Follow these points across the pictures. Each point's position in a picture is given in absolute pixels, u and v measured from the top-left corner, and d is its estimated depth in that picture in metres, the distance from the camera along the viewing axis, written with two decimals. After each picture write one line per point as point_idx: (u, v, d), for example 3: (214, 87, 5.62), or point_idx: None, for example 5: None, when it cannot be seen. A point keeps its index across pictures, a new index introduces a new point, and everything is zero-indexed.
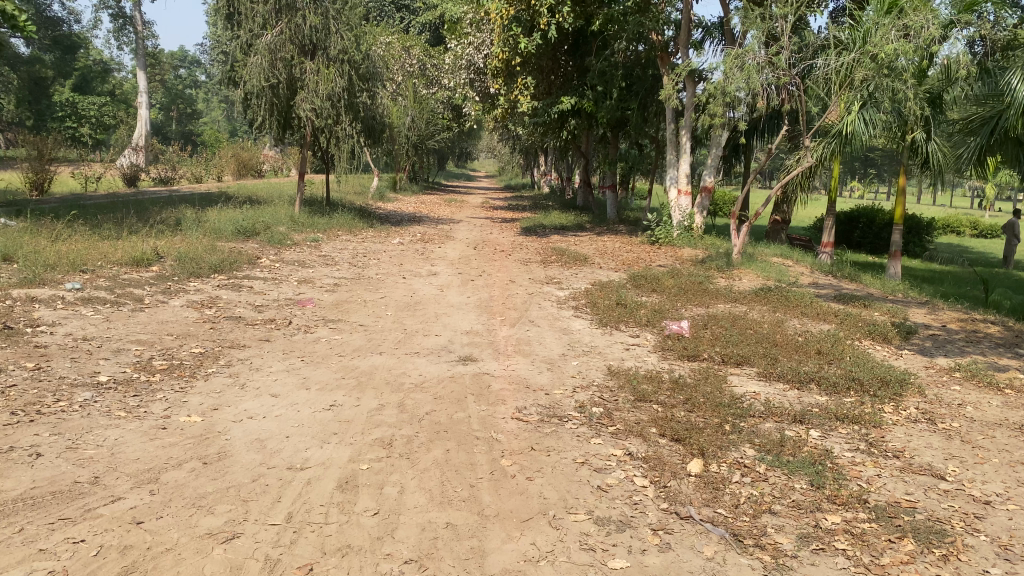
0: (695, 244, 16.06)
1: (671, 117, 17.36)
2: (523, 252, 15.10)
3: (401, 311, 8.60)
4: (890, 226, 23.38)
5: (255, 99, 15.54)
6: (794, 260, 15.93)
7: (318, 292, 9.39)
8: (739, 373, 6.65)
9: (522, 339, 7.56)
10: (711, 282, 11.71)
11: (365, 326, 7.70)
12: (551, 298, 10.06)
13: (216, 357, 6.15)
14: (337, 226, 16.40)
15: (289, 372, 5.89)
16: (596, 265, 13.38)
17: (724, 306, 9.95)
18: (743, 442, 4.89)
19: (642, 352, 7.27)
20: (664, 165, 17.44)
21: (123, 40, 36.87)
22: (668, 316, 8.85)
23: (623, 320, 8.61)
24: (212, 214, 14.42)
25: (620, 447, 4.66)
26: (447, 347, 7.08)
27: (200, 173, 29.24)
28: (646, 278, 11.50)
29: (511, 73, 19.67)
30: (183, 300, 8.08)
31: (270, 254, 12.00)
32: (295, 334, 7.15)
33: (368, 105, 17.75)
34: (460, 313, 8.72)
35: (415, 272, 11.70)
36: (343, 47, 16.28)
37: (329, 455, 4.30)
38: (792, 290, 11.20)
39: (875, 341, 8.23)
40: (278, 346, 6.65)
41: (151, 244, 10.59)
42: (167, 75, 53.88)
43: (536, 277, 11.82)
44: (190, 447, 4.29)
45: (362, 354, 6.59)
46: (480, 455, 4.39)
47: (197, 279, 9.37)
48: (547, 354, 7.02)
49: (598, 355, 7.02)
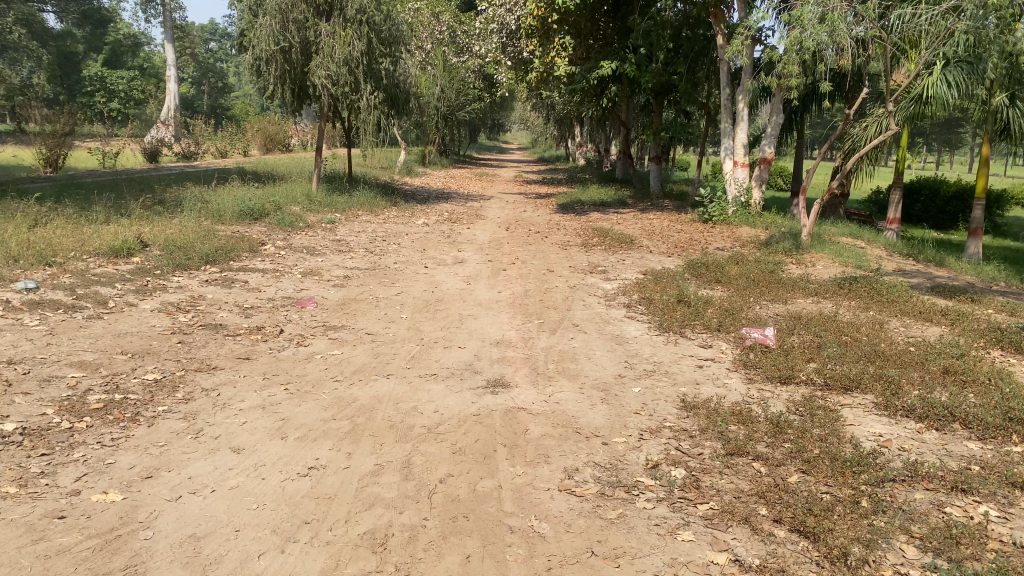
0: (753, 222, 14.37)
1: (726, 81, 15.54)
2: (561, 234, 13.55)
3: (418, 312, 7.15)
4: (958, 199, 21.36)
5: (264, 66, 14.14)
6: (865, 240, 14.22)
7: (323, 287, 8.01)
8: (850, 405, 5.14)
9: (565, 353, 6.07)
10: (783, 270, 10.07)
11: (373, 335, 6.27)
12: (597, 293, 8.55)
13: (174, 389, 4.74)
14: (358, 205, 15.00)
15: (265, 411, 4.48)
16: (644, 249, 11.80)
17: (805, 302, 8.37)
18: (896, 533, 3.36)
19: (718, 372, 5.75)
20: (717, 134, 15.66)
21: (150, 13, 35.80)
22: (741, 317, 7.28)
23: (688, 323, 7.08)
24: (219, 192, 13.09)
25: (722, 548, 3.18)
26: (471, 365, 5.61)
27: (226, 149, 28.06)
28: (706, 266, 9.91)
29: (547, 33, 18.21)
30: (157, 301, 6.71)
31: (277, 239, 10.63)
32: (284, 348, 5.74)
33: (391, 72, 16.18)
34: (489, 314, 7.27)
35: (440, 259, 10.26)
36: (361, 6, 14.69)
37: (289, 571, 2.88)
38: (880, 280, 9.54)
39: (1005, 351, 6.57)
40: (259, 369, 5.23)
41: (138, 230, 9.22)
42: (197, 48, 53.00)
43: (577, 265, 10.30)
44: (89, 556, 2.89)
45: (364, 379, 5.16)
46: (516, 570, 2.95)
47: (184, 273, 8.01)
48: (598, 374, 5.54)
49: (663, 378, 5.52)
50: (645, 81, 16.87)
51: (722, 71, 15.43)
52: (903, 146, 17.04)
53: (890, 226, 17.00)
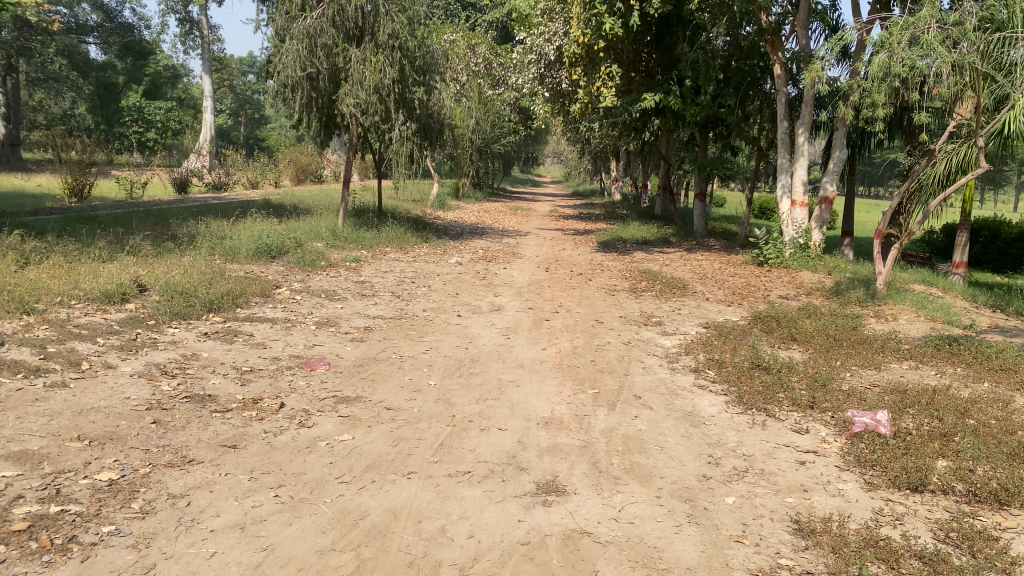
0: (815, 266, 13.12)
1: (783, 113, 14.35)
2: (604, 276, 12.38)
3: (449, 377, 6.03)
4: (1022, 242, 19.81)
5: (290, 93, 13.32)
6: (940, 287, 12.84)
7: (339, 342, 6.94)
8: (1015, 530, 3.86)
9: (631, 440, 4.88)
10: (865, 325, 8.80)
11: (394, 411, 5.15)
12: (656, 351, 7.38)
13: (129, 496, 3.64)
14: (386, 241, 14.02)
15: (243, 536, 3.36)
16: (700, 296, 10.62)
17: (901, 369, 7.09)
18: None
19: (827, 474, 4.53)
20: (774, 170, 14.42)
21: (189, 45, 35.75)
22: (837, 391, 6.02)
23: (773, 398, 5.86)
24: (237, 227, 12.15)
25: None
26: (514, 458, 4.45)
27: (257, 179, 27.40)
28: (777, 319, 8.69)
29: (591, 61, 17.19)
30: (142, 362, 5.66)
31: (294, 281, 9.62)
32: (282, 432, 4.63)
33: (425, 102, 15.27)
34: (533, 380, 6.13)
35: (474, 306, 9.19)
36: (394, 30, 13.75)
37: None
38: (982, 339, 8.23)
39: None
40: (246, 464, 4.12)
41: (136, 271, 8.23)
42: (236, 79, 53.35)
43: (628, 314, 9.13)
44: None
45: (377, 480, 4.04)
46: None
47: (182, 324, 6.99)
48: (678, 474, 4.36)
49: (762, 483, 4.32)
50: (693, 113, 15.76)
51: (780, 102, 14.24)
52: (971, 185, 15.68)
53: (957, 270, 15.68)
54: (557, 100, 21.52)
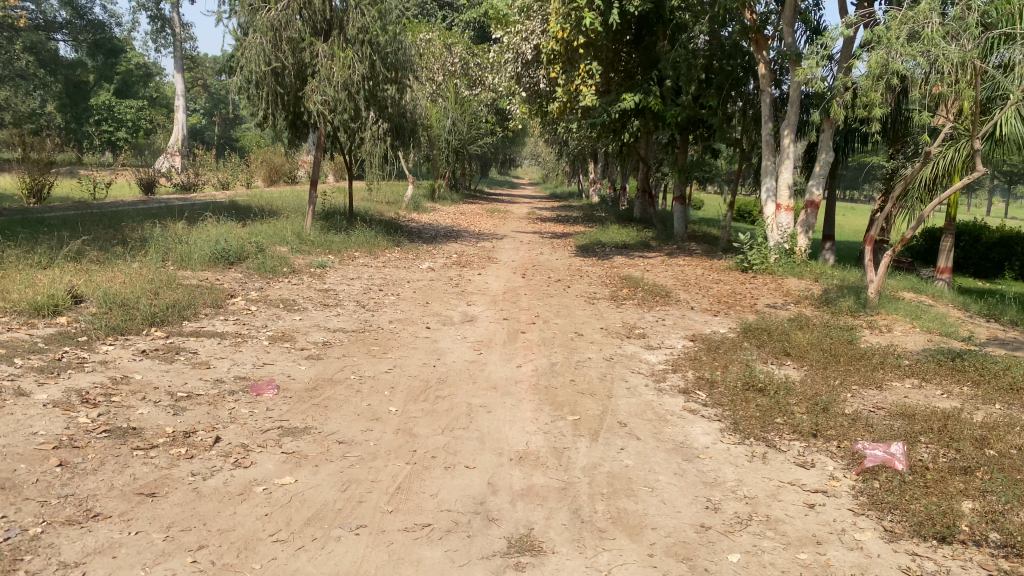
0: (801, 272, 12.63)
1: (768, 114, 13.84)
2: (584, 283, 11.80)
3: (412, 402, 5.41)
4: (1003, 246, 19.53)
5: (253, 90, 12.60)
6: (930, 295, 12.38)
7: (292, 361, 6.27)
8: None
9: (616, 479, 4.28)
10: (859, 337, 8.28)
11: (347, 446, 4.51)
12: (640, 369, 6.80)
13: (7, 568, 2.96)
14: (355, 246, 13.35)
15: None
16: (684, 304, 10.07)
17: (901, 388, 6.58)
18: None
19: (841, 521, 3.96)
20: (758, 173, 13.89)
21: (161, 43, 34.72)
22: (839, 416, 5.46)
23: (771, 425, 5.28)
24: (194, 230, 11.39)
25: None
26: (482, 505, 3.83)
27: (228, 179, 26.49)
28: (767, 331, 8.14)
29: (570, 59, 16.59)
30: (62, 388, 4.97)
31: (251, 290, 8.92)
32: (214, 474, 3.97)
33: (396, 100, 14.61)
34: (507, 404, 5.51)
35: (445, 316, 8.56)
36: (364, 24, 13.09)
37: None
38: (982, 353, 7.75)
39: None
40: (164, 517, 3.47)
41: (74, 280, 7.47)
42: (210, 79, 52.29)
43: (610, 326, 8.55)
44: None
45: (320, 538, 3.41)
46: None
47: (118, 340, 6.29)
48: (672, 525, 3.76)
49: (769, 534, 3.74)
50: (674, 114, 15.25)
51: (764, 103, 13.72)
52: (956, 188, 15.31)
53: (942, 276, 15.31)
54: (535, 101, 20.94)
